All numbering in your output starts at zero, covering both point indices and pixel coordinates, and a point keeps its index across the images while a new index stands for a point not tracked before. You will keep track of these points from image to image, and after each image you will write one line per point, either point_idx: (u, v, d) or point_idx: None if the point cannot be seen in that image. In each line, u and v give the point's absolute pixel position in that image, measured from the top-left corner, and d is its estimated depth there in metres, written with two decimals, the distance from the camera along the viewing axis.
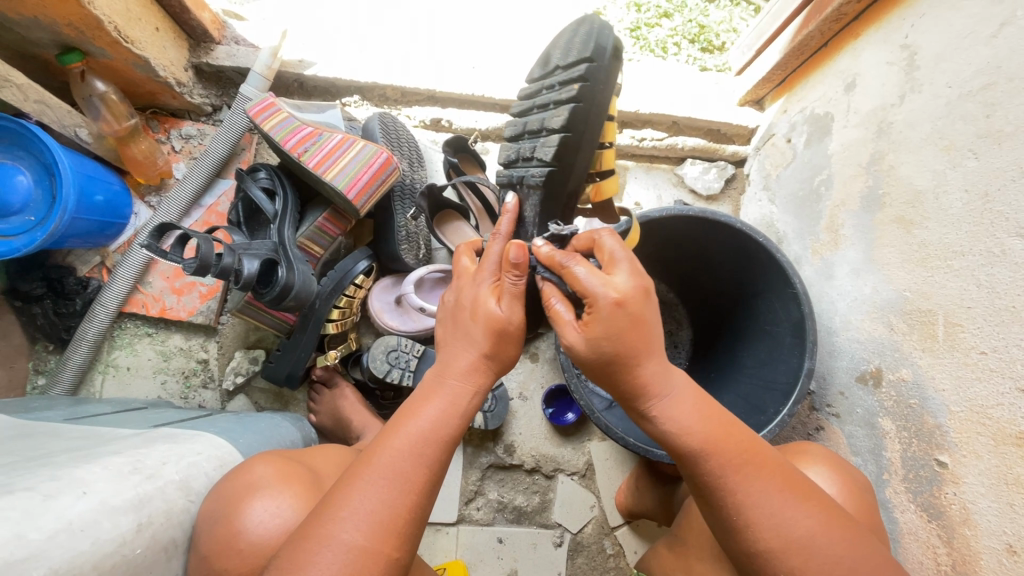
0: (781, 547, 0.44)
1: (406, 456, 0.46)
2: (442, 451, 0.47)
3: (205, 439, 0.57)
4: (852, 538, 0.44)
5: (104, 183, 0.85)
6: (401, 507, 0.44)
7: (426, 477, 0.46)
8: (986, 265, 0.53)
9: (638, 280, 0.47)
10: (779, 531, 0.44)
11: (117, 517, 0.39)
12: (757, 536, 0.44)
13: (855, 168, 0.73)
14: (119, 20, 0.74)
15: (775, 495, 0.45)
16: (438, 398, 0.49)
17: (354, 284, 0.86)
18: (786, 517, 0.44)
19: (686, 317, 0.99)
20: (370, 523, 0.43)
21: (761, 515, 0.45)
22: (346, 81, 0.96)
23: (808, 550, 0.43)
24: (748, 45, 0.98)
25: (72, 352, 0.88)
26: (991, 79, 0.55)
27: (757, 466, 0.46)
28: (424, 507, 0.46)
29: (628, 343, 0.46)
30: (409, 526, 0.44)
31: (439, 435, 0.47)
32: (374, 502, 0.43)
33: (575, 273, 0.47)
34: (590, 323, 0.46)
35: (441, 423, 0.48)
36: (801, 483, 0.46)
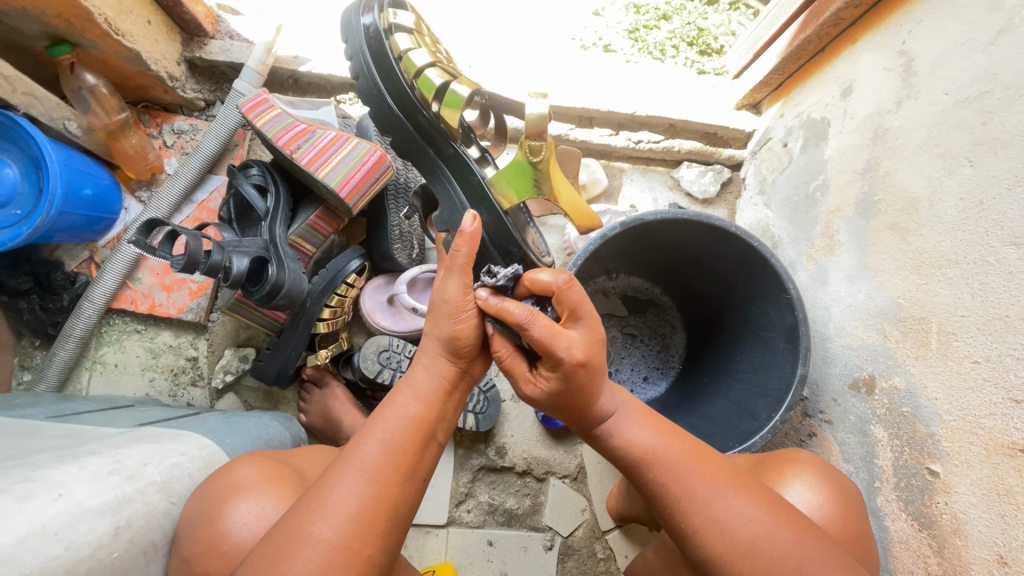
0: (722, 549, 0.46)
1: (380, 451, 0.46)
2: (411, 437, 0.47)
3: (189, 439, 0.56)
4: (808, 539, 0.46)
5: (93, 177, 0.84)
6: (378, 504, 0.44)
7: (402, 473, 0.46)
8: (979, 273, 0.53)
9: (592, 333, 0.50)
10: (721, 534, 0.47)
11: (94, 520, 0.38)
12: (708, 539, 0.47)
13: (850, 174, 0.73)
14: (110, 13, 0.73)
15: (719, 501, 0.48)
16: (411, 393, 0.49)
17: (345, 283, 0.84)
18: (732, 520, 0.47)
19: (680, 321, 0.99)
20: (348, 519, 0.42)
21: (708, 520, 0.47)
22: (340, 78, 0.95)
23: (755, 549, 0.46)
24: (745, 48, 0.98)
25: (59, 347, 0.87)
26: (987, 87, 0.54)
27: (706, 473, 0.50)
28: (402, 503, 0.46)
29: (585, 390, 0.50)
30: (386, 523, 0.44)
31: (415, 428, 0.48)
32: (350, 499, 0.43)
33: (534, 335, 0.46)
34: (551, 378, 0.49)
35: (416, 417, 0.48)
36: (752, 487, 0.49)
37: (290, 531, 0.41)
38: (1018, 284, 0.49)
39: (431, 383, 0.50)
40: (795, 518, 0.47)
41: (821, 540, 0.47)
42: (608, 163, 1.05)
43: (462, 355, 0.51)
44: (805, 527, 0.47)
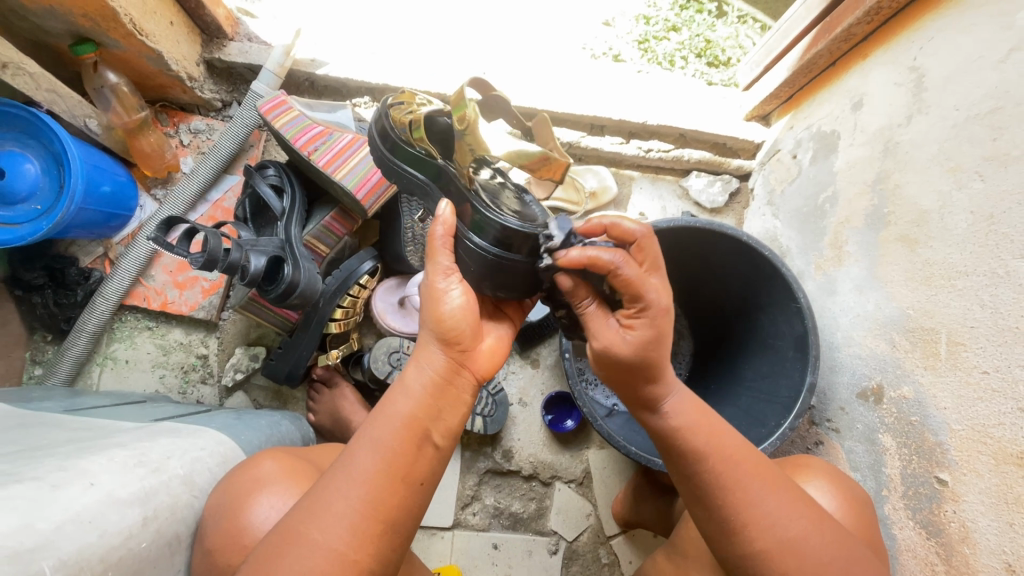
0: (769, 547, 0.48)
1: (370, 454, 0.45)
2: (399, 439, 0.46)
3: (207, 435, 0.56)
4: (839, 545, 0.48)
5: (111, 174, 0.85)
6: (372, 510, 0.43)
7: (395, 478, 0.44)
8: (989, 286, 0.54)
9: (666, 284, 0.51)
10: (768, 533, 0.48)
11: (123, 510, 0.39)
12: (752, 536, 0.49)
13: (860, 186, 0.74)
14: (135, 13, 0.74)
15: (767, 501, 0.49)
16: (401, 393, 0.48)
17: (358, 284, 0.85)
18: (782, 519, 0.48)
19: (687, 328, 1.00)
20: (342, 524, 0.42)
21: (758, 517, 0.49)
22: (356, 81, 0.96)
23: (799, 550, 0.47)
24: (756, 61, 1.00)
25: (71, 343, 0.88)
26: (998, 104, 0.56)
27: (756, 471, 0.51)
28: (395, 509, 0.44)
29: (661, 355, 0.50)
30: (378, 527, 0.43)
31: (407, 430, 0.46)
32: (342, 504, 0.43)
33: (630, 276, 0.47)
34: (641, 330, 0.49)
35: (406, 418, 0.46)
36: (794, 487, 0.51)
37: (282, 537, 0.42)
38: None
39: (423, 382, 0.48)
40: (832, 524, 0.49)
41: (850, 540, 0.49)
42: (618, 171, 1.07)
43: (456, 346, 0.49)
44: (839, 532, 0.49)
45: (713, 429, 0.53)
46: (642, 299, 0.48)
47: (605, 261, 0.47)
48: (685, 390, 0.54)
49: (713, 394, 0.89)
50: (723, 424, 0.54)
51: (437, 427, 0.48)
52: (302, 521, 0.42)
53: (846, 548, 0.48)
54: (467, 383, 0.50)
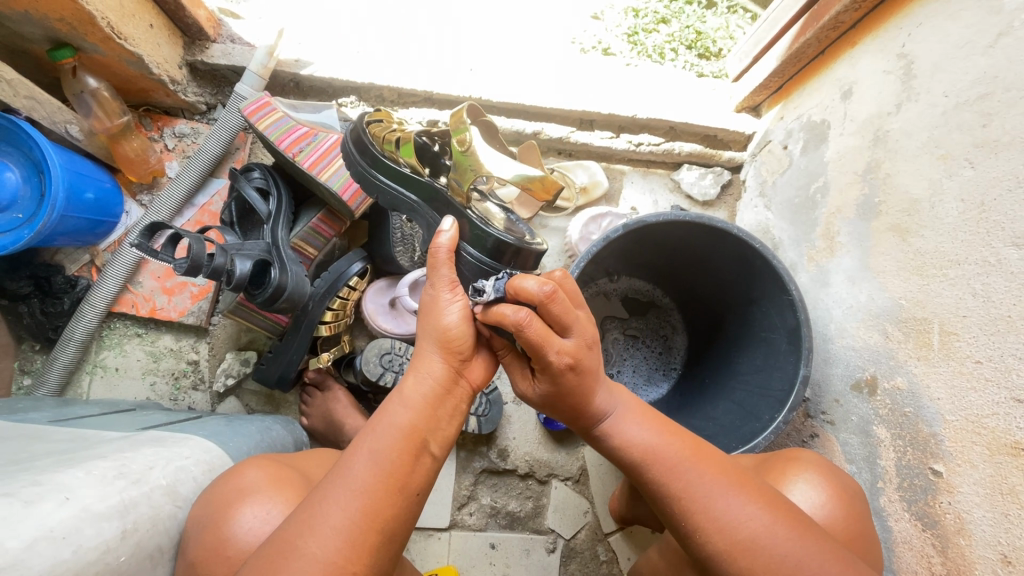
0: (726, 547, 0.47)
1: (369, 464, 0.44)
2: (396, 450, 0.45)
3: (193, 442, 0.56)
4: (802, 540, 0.46)
5: (94, 181, 0.84)
6: (370, 521, 0.42)
7: (395, 487, 0.44)
8: (981, 274, 0.53)
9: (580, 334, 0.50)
10: (721, 533, 0.47)
11: (100, 524, 0.38)
12: (708, 537, 0.48)
13: (851, 176, 0.73)
14: (113, 16, 0.73)
15: (719, 499, 0.48)
16: (400, 404, 0.47)
17: (347, 286, 0.84)
18: (732, 519, 0.47)
19: (681, 322, 0.99)
20: (337, 536, 0.41)
21: (708, 518, 0.48)
22: (341, 81, 0.95)
23: (757, 547, 0.46)
24: (745, 51, 0.99)
25: (59, 352, 0.87)
26: (988, 89, 0.55)
27: (706, 471, 0.50)
28: (395, 519, 0.44)
29: (579, 391, 0.52)
30: (377, 539, 0.42)
31: (403, 440, 0.46)
32: (341, 514, 0.42)
33: (528, 341, 0.46)
34: (544, 382, 0.51)
35: (406, 426, 0.46)
36: (749, 483, 0.50)
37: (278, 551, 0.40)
38: (1020, 284, 0.49)
39: (422, 393, 0.48)
40: (794, 517, 0.47)
41: (822, 537, 0.47)
42: (609, 165, 1.06)
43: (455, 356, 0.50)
44: (802, 526, 0.47)
45: (659, 438, 0.53)
46: (537, 360, 0.48)
47: (507, 323, 0.46)
48: (628, 402, 0.56)
49: (707, 388, 0.88)
50: (675, 431, 0.55)
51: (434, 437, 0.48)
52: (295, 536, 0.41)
53: (811, 543, 0.46)
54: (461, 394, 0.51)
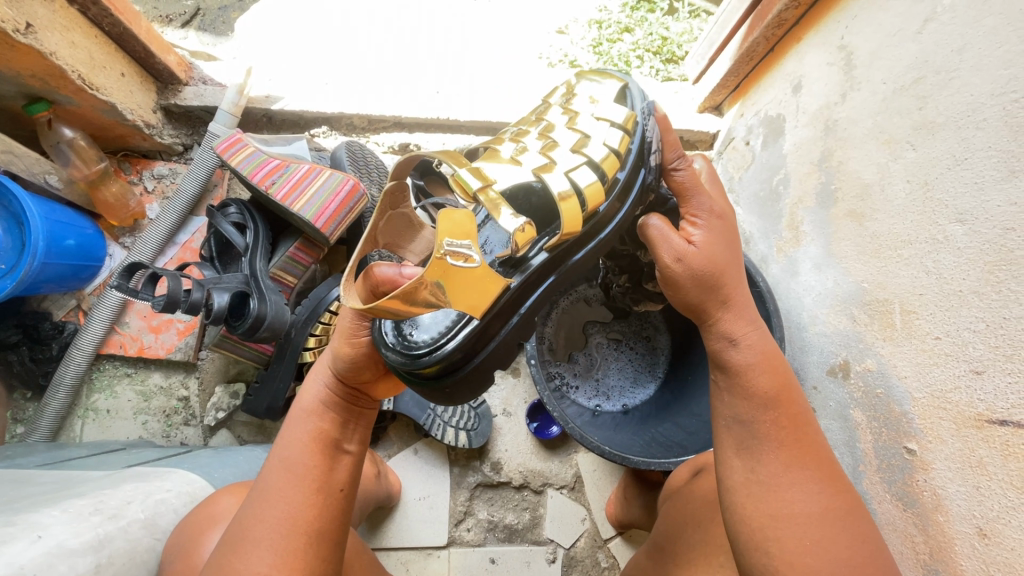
0: (811, 511, 0.43)
1: (283, 473, 0.46)
2: (307, 455, 0.47)
3: (175, 476, 0.57)
4: (854, 533, 0.43)
5: (75, 227, 0.86)
6: (295, 526, 0.43)
7: (312, 489, 0.45)
8: (932, 252, 0.54)
9: (713, 219, 0.51)
10: (812, 496, 0.44)
11: (74, 559, 0.39)
12: (765, 494, 0.45)
13: (808, 166, 0.75)
14: (83, 69, 0.76)
15: (809, 472, 0.45)
16: (302, 416, 0.50)
17: (329, 310, 0.85)
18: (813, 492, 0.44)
19: (663, 321, 0.97)
20: (264, 545, 0.42)
21: (801, 481, 0.45)
22: (312, 112, 0.98)
23: (809, 524, 0.43)
24: (702, 53, 1.01)
25: (50, 397, 0.88)
26: (920, 74, 0.57)
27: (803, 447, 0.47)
28: (320, 519, 0.45)
29: (722, 279, 0.50)
30: (304, 540, 0.43)
31: (313, 446, 0.48)
32: (265, 525, 0.43)
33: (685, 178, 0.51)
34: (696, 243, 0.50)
35: (313, 433, 0.49)
36: (828, 467, 0.46)
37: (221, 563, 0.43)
38: (967, 258, 0.51)
39: (319, 403, 0.51)
40: (857, 512, 0.44)
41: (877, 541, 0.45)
42: None
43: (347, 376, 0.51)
44: (861, 518, 0.44)
45: (782, 383, 0.49)
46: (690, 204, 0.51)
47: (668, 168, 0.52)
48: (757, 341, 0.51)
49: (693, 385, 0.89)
50: (791, 392, 0.49)
51: (345, 440, 0.50)
52: (234, 552, 0.43)
53: (862, 536, 0.43)
54: (365, 404, 0.54)
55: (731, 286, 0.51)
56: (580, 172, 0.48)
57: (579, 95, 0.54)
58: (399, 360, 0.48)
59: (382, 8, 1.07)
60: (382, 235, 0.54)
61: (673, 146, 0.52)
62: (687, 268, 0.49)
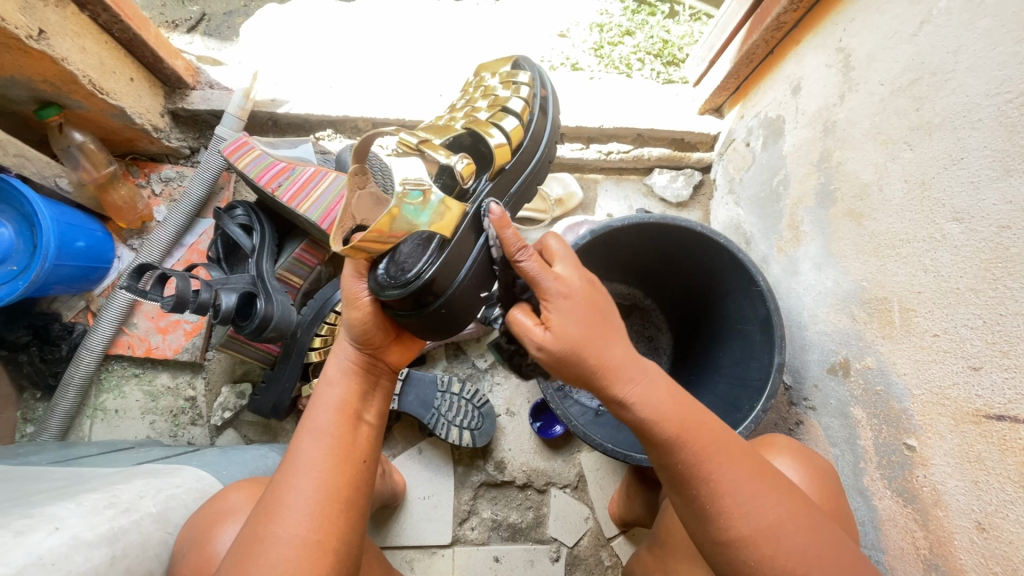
0: (750, 531, 0.44)
1: (314, 442, 0.48)
2: (335, 424, 0.49)
3: (185, 472, 0.58)
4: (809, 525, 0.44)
5: (85, 229, 0.87)
6: (331, 492, 0.46)
7: (343, 457, 0.48)
8: (930, 250, 0.55)
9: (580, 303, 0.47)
10: (750, 517, 0.44)
11: (90, 551, 0.40)
12: (713, 522, 0.45)
13: (807, 166, 0.76)
14: (93, 73, 0.78)
15: (742, 486, 0.45)
16: (328, 385, 0.52)
17: (334, 311, 0.86)
18: (755, 507, 0.44)
19: (664, 322, 1.00)
20: (303, 511, 0.44)
21: (737, 501, 0.45)
22: (317, 116, 1.00)
23: (763, 540, 0.44)
24: (702, 56, 1.02)
25: (59, 398, 0.89)
26: (917, 75, 0.58)
27: (729, 455, 0.46)
28: (351, 487, 0.47)
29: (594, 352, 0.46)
30: (337, 508, 0.45)
31: (341, 415, 0.50)
32: (302, 490, 0.45)
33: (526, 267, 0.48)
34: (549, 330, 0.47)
35: (340, 402, 0.50)
36: (761, 470, 0.46)
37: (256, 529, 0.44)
38: (963, 256, 0.51)
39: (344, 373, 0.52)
40: (803, 506, 0.45)
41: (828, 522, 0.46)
42: (583, 176, 1.09)
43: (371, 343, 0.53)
44: (805, 518, 0.44)
45: (686, 411, 0.47)
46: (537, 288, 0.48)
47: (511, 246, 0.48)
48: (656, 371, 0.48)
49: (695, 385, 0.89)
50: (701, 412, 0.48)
51: (366, 409, 0.52)
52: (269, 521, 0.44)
53: (811, 537, 0.44)
54: (382, 373, 0.56)
55: (609, 349, 0.47)
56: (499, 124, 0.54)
57: (488, 79, 0.61)
58: (397, 291, 0.49)
59: (386, 13, 1.09)
60: (359, 210, 0.56)
61: (515, 234, 0.49)
62: (549, 355, 0.47)
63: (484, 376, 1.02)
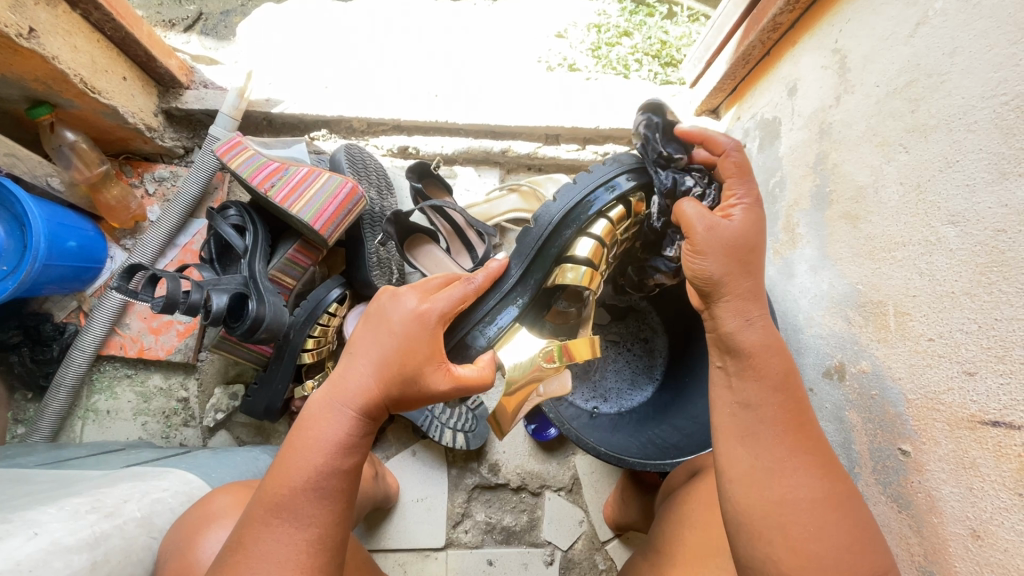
0: (796, 496, 0.45)
1: (309, 498, 0.44)
2: (340, 481, 0.46)
3: (173, 475, 0.58)
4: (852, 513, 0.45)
5: (77, 229, 0.87)
6: (313, 545, 0.44)
7: (337, 511, 0.45)
8: (925, 254, 0.55)
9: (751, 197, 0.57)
10: (799, 484, 0.46)
11: (70, 556, 0.40)
12: (767, 480, 0.47)
13: (804, 168, 0.75)
14: (85, 72, 0.77)
15: (795, 456, 0.47)
16: (334, 439, 0.46)
17: (327, 312, 0.85)
18: (798, 479, 0.46)
19: (660, 324, 0.99)
20: (285, 567, 0.42)
21: (784, 472, 0.47)
22: (312, 116, 0.99)
23: (806, 510, 0.45)
24: (699, 57, 1.02)
25: (50, 398, 0.89)
26: (912, 77, 0.57)
27: (796, 430, 0.48)
28: (337, 540, 0.46)
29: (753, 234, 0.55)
30: (322, 560, 0.44)
31: (345, 471, 0.46)
32: (291, 543, 0.43)
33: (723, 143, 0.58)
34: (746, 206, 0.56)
35: (347, 454, 0.46)
36: (823, 452, 0.48)
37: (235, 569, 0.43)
38: (959, 259, 0.51)
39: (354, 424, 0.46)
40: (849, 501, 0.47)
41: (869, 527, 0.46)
42: None
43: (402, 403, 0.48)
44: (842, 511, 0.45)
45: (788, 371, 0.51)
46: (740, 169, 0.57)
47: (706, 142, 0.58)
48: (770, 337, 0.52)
49: None
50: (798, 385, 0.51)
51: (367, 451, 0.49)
52: (247, 561, 0.43)
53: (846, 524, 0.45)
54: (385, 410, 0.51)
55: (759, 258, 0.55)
56: (585, 242, 0.63)
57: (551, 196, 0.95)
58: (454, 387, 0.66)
59: (381, 13, 1.08)
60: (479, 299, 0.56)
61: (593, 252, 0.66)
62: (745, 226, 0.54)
63: None
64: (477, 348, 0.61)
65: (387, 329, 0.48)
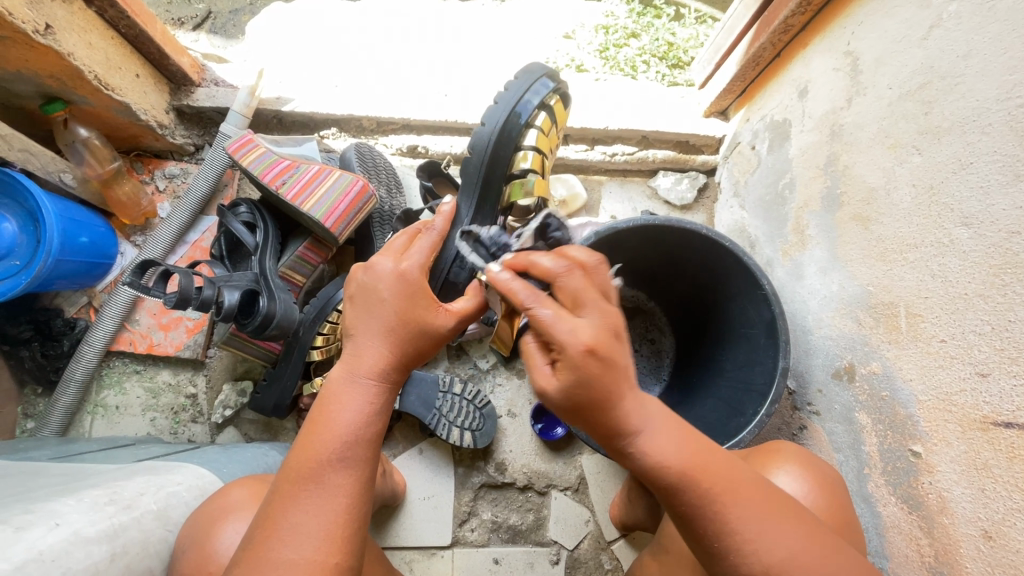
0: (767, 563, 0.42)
1: (336, 467, 0.44)
2: (364, 450, 0.46)
3: (186, 470, 0.58)
4: (824, 553, 0.43)
5: (89, 225, 0.87)
6: (348, 513, 0.44)
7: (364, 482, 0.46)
8: (938, 256, 0.55)
9: (605, 321, 0.43)
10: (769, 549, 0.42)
11: (90, 547, 0.40)
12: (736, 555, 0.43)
13: (814, 170, 0.75)
14: (100, 69, 0.78)
15: (755, 519, 0.43)
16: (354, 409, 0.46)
17: (336, 310, 0.85)
18: (770, 542, 0.43)
19: (667, 324, 1.00)
20: (315, 539, 0.43)
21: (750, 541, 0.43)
22: (322, 114, 1.00)
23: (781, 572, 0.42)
24: (707, 59, 1.02)
25: (60, 393, 0.89)
26: (926, 79, 0.57)
27: (739, 490, 0.43)
28: (364, 514, 0.46)
29: (608, 388, 0.42)
30: (352, 531, 0.44)
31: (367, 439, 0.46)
32: (321, 518, 0.43)
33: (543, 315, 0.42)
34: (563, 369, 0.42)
35: (368, 424, 0.46)
36: (770, 494, 0.45)
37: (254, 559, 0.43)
38: (972, 261, 0.51)
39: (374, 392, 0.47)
40: (820, 533, 0.45)
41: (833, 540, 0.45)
42: (586, 177, 1.08)
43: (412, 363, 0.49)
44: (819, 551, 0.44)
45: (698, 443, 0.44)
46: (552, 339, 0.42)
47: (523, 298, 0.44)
48: (661, 414, 0.44)
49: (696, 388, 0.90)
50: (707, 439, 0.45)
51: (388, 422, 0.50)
52: (275, 541, 0.43)
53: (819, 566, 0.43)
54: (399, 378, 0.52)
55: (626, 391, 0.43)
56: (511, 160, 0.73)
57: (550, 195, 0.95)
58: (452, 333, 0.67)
59: (391, 13, 1.09)
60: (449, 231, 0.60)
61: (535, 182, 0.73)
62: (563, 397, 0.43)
63: (486, 377, 1.02)
64: (459, 280, 0.74)
65: (382, 299, 0.47)
